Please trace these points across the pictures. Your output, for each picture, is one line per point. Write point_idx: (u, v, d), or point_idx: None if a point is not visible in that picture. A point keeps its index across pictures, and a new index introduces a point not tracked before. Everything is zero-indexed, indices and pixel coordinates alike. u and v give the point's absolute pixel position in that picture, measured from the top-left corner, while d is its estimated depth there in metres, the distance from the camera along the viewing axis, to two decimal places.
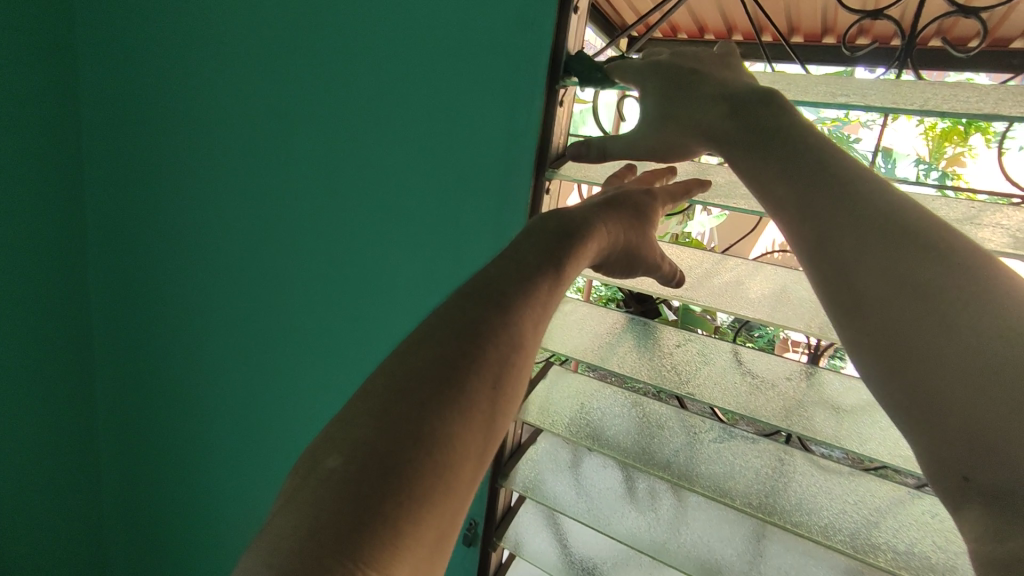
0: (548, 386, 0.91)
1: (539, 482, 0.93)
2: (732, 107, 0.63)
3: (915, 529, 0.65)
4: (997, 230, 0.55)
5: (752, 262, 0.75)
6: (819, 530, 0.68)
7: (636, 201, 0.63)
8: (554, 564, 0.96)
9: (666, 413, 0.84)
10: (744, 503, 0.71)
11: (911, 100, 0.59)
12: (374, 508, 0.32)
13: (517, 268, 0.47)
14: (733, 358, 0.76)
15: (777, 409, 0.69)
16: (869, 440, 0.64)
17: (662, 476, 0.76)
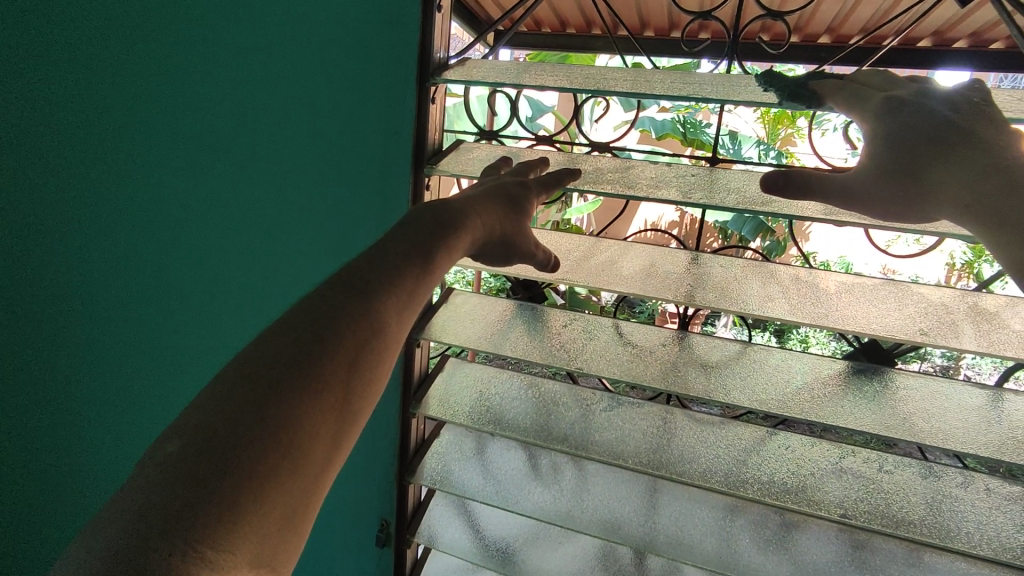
0: (444, 376, 0.93)
1: (445, 472, 0.95)
2: (1008, 179, 0.54)
3: (777, 461, 0.76)
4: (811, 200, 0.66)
5: (622, 242, 0.82)
6: (701, 475, 0.76)
7: (506, 193, 0.67)
8: (468, 550, 0.98)
9: (559, 391, 0.90)
10: (635, 462, 0.78)
11: (740, 91, 0.68)
12: (210, 490, 0.32)
13: (381, 256, 0.48)
14: (614, 333, 0.82)
15: (656, 372, 0.77)
16: (733, 389, 0.73)
17: (560, 448, 0.81)
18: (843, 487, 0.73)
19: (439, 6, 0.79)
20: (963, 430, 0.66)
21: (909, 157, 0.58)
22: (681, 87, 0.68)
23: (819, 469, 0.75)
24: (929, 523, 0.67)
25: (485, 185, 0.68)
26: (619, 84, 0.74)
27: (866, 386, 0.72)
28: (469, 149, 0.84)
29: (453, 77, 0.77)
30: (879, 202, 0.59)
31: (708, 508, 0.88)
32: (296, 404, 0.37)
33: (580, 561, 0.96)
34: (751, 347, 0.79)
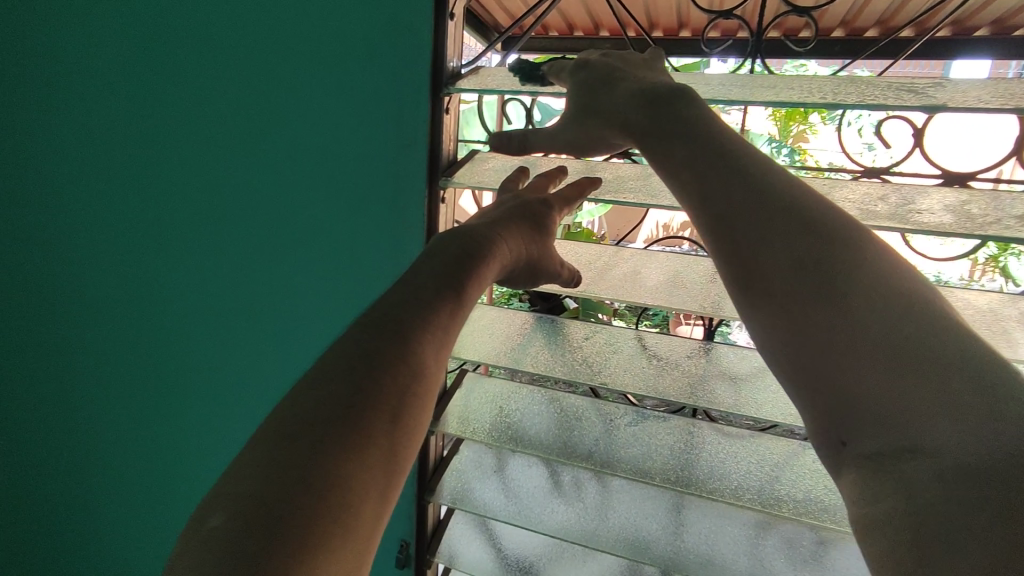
0: (461, 392, 0.91)
1: (465, 491, 0.93)
2: (642, 97, 0.62)
3: (811, 477, 0.73)
4: (846, 203, 0.62)
5: (645, 250, 0.79)
6: (731, 493, 0.73)
7: (527, 210, 0.65)
8: (490, 570, 0.96)
9: (581, 404, 0.87)
10: (663, 479, 0.75)
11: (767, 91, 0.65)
12: (263, 563, 0.30)
13: (406, 298, 0.48)
14: (637, 345, 0.79)
15: (681, 387, 0.74)
16: (763, 403, 0.70)
17: (583, 466, 0.78)
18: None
19: (451, 12, 0.77)
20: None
21: (598, 102, 0.65)
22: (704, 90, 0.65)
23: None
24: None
25: (505, 203, 0.67)
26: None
27: None
28: (483, 159, 0.82)
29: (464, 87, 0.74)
30: (580, 140, 0.67)
31: (738, 525, 0.85)
32: (340, 457, 0.36)
33: None
34: None
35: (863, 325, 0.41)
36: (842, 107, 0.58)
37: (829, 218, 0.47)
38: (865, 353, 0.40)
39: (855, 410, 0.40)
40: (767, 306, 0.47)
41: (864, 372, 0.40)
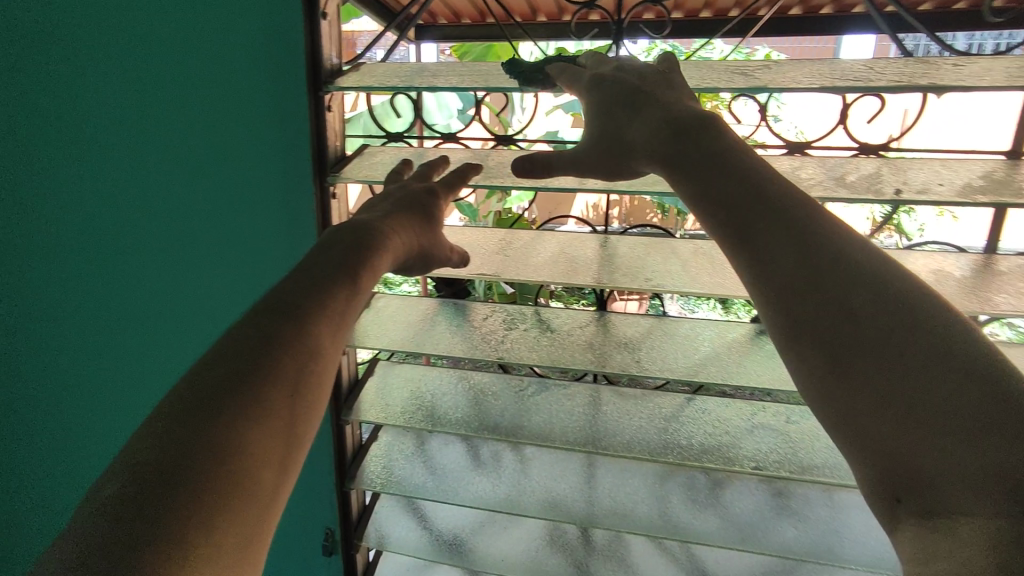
0: (375, 380, 0.94)
1: (387, 474, 0.96)
2: (673, 128, 0.59)
3: (694, 426, 0.81)
4: None
5: (534, 231, 0.84)
6: (627, 447, 0.79)
7: (419, 202, 0.68)
8: (417, 547, 1.00)
9: (490, 380, 0.92)
10: (567, 442, 0.81)
11: (622, 77, 0.71)
12: (160, 527, 0.32)
13: (302, 288, 0.50)
14: (535, 320, 0.85)
15: (575, 354, 0.80)
16: (646, 363, 0.77)
17: (493, 437, 0.83)
18: (759, 442, 0.78)
19: (322, 11, 0.78)
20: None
21: (614, 123, 0.64)
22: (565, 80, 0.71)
23: (734, 429, 0.80)
24: (833, 466, 0.74)
25: (395, 192, 0.70)
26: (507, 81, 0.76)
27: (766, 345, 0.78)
28: (377, 153, 0.85)
29: (348, 84, 0.77)
30: (601, 167, 0.65)
31: (641, 476, 0.93)
32: (236, 433, 0.38)
33: (530, 541, 1.01)
34: (665, 319, 0.83)
35: (918, 354, 0.40)
36: (681, 90, 0.65)
37: (864, 257, 0.46)
38: (879, 394, 0.40)
39: (917, 468, 0.38)
40: (801, 347, 0.45)
41: (867, 399, 0.41)
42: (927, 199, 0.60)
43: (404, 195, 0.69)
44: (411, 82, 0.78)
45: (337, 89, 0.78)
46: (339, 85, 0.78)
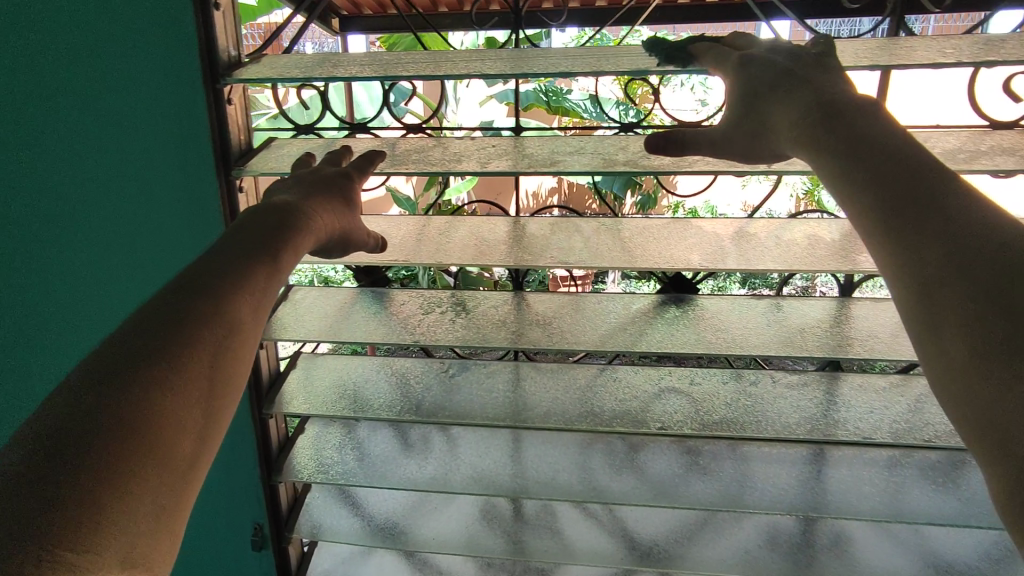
0: (578, 378, 0.96)
1: (580, 476, 0.98)
2: None
3: (948, 407, 0.84)
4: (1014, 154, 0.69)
5: (799, 220, 0.80)
6: (877, 432, 0.83)
7: (846, 119, 0.59)
8: (620, 555, 1.01)
9: (716, 382, 0.93)
10: (823, 435, 0.83)
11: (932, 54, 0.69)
12: None
13: (910, 211, 0.50)
14: (770, 313, 0.89)
15: (825, 345, 0.84)
16: (914, 348, 0.80)
17: (739, 434, 0.85)
18: None
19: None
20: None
21: None
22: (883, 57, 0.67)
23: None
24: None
25: (841, 152, 0.57)
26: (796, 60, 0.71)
27: None
28: (625, 143, 0.77)
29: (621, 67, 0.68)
30: None
31: (869, 464, 0.95)
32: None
33: (744, 541, 1.01)
34: None
35: None
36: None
37: None
38: None
39: None
40: None
41: None
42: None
43: (816, 117, 0.61)
44: (690, 62, 0.71)
45: (612, 70, 0.68)
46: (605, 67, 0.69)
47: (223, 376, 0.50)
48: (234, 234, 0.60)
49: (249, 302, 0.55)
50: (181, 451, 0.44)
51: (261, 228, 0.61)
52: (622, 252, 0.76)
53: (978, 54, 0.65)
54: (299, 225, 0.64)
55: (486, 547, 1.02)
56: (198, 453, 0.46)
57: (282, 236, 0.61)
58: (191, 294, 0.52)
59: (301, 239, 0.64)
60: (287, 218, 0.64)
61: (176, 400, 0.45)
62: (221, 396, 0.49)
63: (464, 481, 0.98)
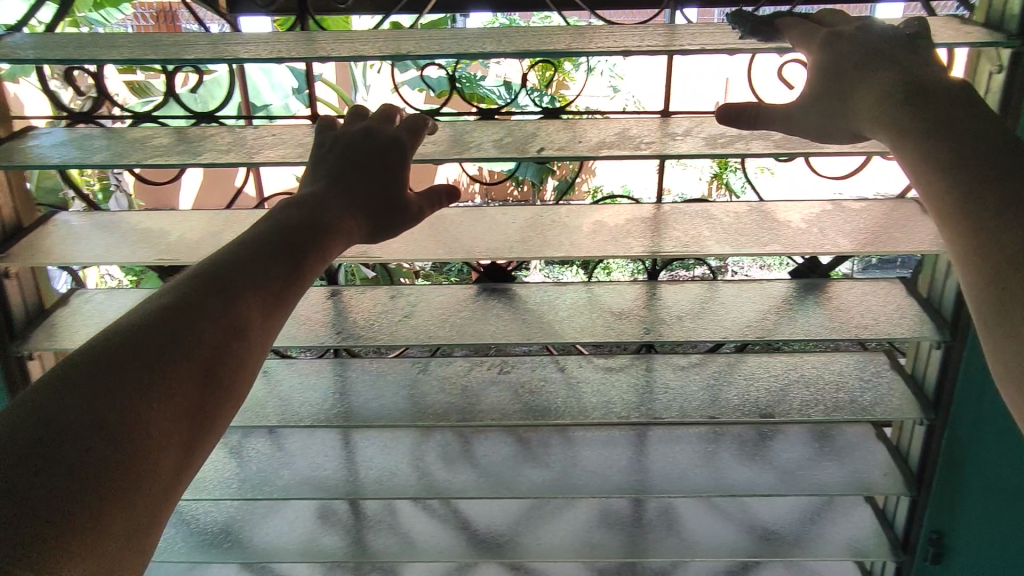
0: (387, 372, 0.90)
1: (411, 473, 0.96)
2: None
3: (752, 385, 0.83)
4: (769, 136, 0.70)
5: (594, 206, 0.80)
6: (677, 412, 0.80)
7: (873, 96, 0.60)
8: (463, 550, 0.99)
9: (532, 364, 0.89)
10: (628, 418, 0.80)
11: (684, 38, 0.69)
12: None
13: (997, 197, 0.51)
14: (587, 295, 0.88)
15: (637, 326, 0.83)
16: (712, 328, 0.81)
17: (545, 421, 0.81)
18: (801, 395, 0.81)
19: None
20: (890, 321, 0.79)
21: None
22: (631, 43, 0.67)
23: (785, 379, 0.83)
24: (879, 402, 0.79)
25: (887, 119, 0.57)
26: (556, 42, 0.70)
27: (813, 297, 0.84)
28: None
29: (369, 53, 0.66)
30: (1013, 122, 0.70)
31: (692, 441, 0.97)
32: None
33: (584, 525, 1.01)
34: (718, 285, 0.87)
35: None
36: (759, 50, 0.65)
37: None
38: None
39: None
40: None
41: None
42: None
43: (911, 99, 0.59)
44: (451, 47, 0.69)
45: (361, 56, 0.66)
46: (353, 53, 0.66)
47: (212, 400, 0.47)
48: (247, 246, 0.57)
49: (251, 315, 0.52)
50: (157, 478, 0.41)
51: (289, 240, 0.58)
52: (411, 244, 0.75)
53: (721, 41, 0.67)
54: (325, 232, 0.60)
55: (327, 548, 1.00)
56: (177, 483, 0.43)
57: (307, 244, 0.58)
58: (188, 308, 0.49)
59: (329, 244, 0.60)
60: (314, 224, 0.60)
61: (152, 420, 0.42)
62: (204, 422, 0.47)
63: (290, 484, 0.95)
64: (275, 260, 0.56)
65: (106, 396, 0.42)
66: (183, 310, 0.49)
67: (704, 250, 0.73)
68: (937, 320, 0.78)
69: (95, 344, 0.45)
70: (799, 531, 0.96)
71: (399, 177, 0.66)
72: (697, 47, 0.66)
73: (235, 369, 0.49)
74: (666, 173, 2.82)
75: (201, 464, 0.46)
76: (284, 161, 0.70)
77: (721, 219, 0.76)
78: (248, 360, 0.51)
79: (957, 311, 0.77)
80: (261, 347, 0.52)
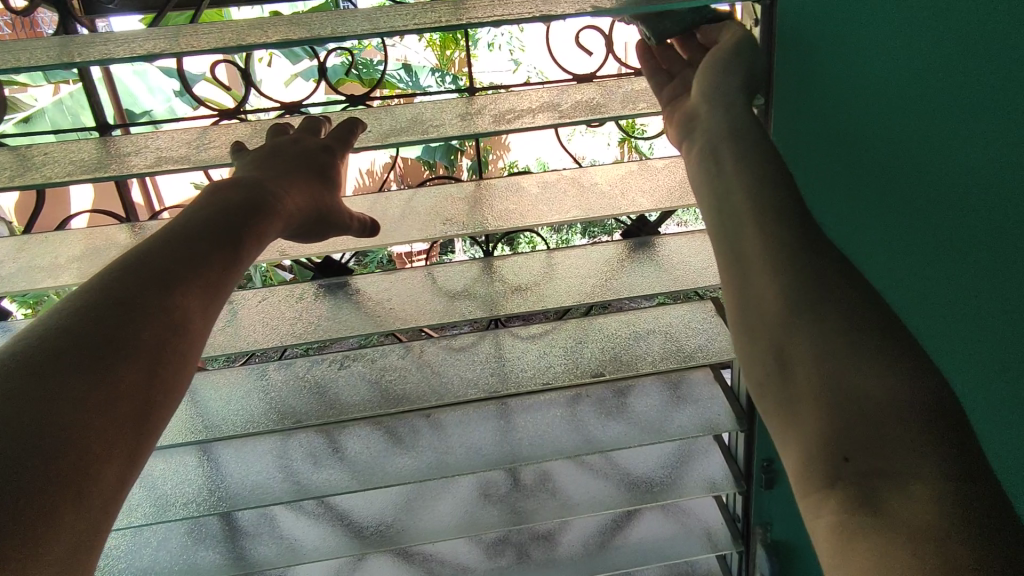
0: (227, 380, 0.87)
1: (277, 476, 0.93)
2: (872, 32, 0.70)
3: (593, 348, 0.85)
4: (557, 107, 0.72)
5: (411, 192, 0.79)
6: (526, 383, 0.82)
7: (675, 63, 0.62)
8: (342, 546, 0.97)
9: (384, 353, 0.88)
10: (479, 393, 0.81)
11: (461, 12, 0.69)
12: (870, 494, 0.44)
13: (747, 245, 0.58)
14: (426, 278, 0.87)
15: (477, 305, 0.83)
16: (545, 300, 0.82)
17: (398, 409, 0.81)
18: (638, 350, 0.85)
19: None
20: (702, 271, 0.83)
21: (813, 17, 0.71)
22: (403, 23, 0.66)
23: (622, 337, 0.86)
24: (703, 348, 0.84)
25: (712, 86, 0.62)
26: (328, 24, 0.68)
27: (638, 257, 0.87)
28: (192, 136, 0.71)
29: (117, 55, 0.62)
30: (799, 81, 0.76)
31: (554, 407, 0.99)
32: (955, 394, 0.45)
33: (464, 502, 1.02)
34: (552, 253, 0.89)
35: None
36: (524, 21, 0.65)
37: None
38: None
39: None
40: None
41: None
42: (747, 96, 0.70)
43: (704, 152, 0.66)
44: (216, 39, 0.66)
45: (109, 60, 0.62)
46: (101, 57, 0.62)
47: (157, 395, 0.50)
48: (176, 234, 0.59)
49: (192, 300, 0.55)
50: (97, 481, 0.44)
51: (222, 226, 0.61)
52: None
53: (493, 15, 0.67)
54: (255, 215, 0.63)
55: (199, 566, 0.95)
56: (125, 475, 0.46)
57: (244, 231, 0.61)
58: (122, 304, 0.51)
59: (262, 227, 0.63)
60: (249, 210, 0.63)
61: (92, 421, 0.45)
62: (154, 415, 0.49)
63: (140, 508, 0.89)
64: (210, 247, 0.59)
65: (43, 399, 0.43)
66: (115, 307, 0.51)
67: (515, 224, 0.74)
68: None
69: (27, 345, 0.46)
70: (663, 476, 1.01)
71: (329, 179, 0.70)
72: (465, 23, 0.66)
73: (176, 364, 0.52)
74: (572, 143, 2.84)
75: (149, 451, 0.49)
76: (51, 180, 0.66)
77: (533, 190, 0.78)
78: (186, 351, 0.53)
79: None
80: (203, 336, 0.55)
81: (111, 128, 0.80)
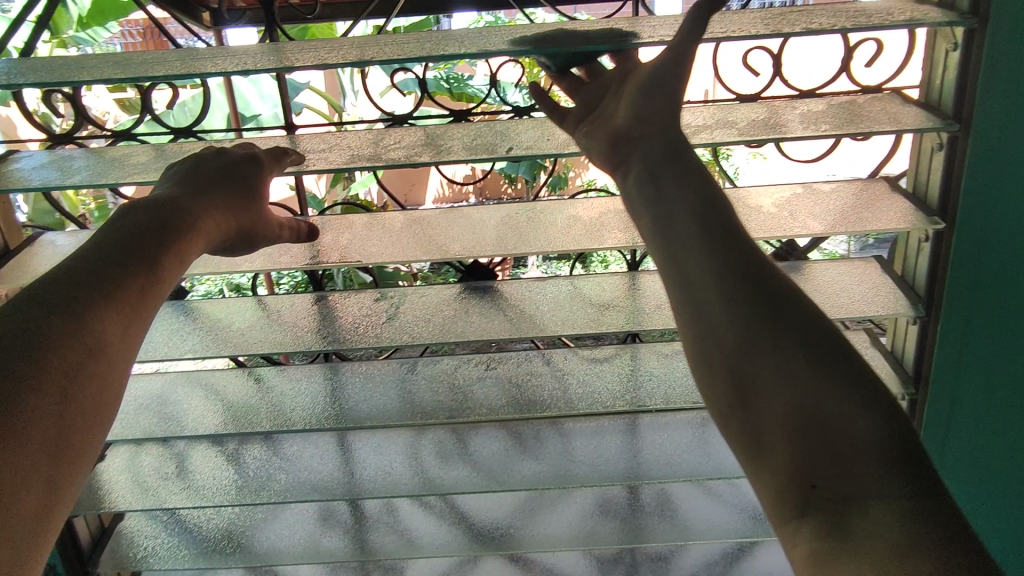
0: (375, 372, 0.91)
1: (407, 470, 0.96)
2: None
3: None
4: (731, 124, 0.72)
5: (571, 202, 0.81)
6: (667, 399, 0.82)
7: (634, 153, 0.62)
8: (462, 545, 0.99)
9: (522, 359, 0.90)
10: (619, 404, 0.82)
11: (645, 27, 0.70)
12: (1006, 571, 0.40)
13: (710, 302, 0.53)
14: (569, 286, 0.89)
15: (621, 316, 0.83)
16: None
17: (544, 415, 0.82)
18: None
19: None
20: (868, 298, 0.81)
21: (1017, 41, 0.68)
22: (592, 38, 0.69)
23: None
24: None
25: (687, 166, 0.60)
26: (519, 35, 0.71)
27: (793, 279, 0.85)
28: (378, 136, 0.76)
29: (332, 61, 0.67)
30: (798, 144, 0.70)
31: (684, 427, 0.98)
32: None
33: (582, 514, 1.01)
34: None
35: None
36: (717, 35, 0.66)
37: None
38: None
39: None
40: None
41: None
42: (947, 124, 0.68)
43: (645, 178, 0.60)
44: (415, 49, 0.70)
45: (325, 64, 0.67)
46: (316, 61, 0.68)
47: (79, 416, 0.52)
48: (93, 255, 0.59)
49: (112, 325, 0.56)
50: (18, 511, 0.46)
51: (155, 241, 0.61)
52: (400, 247, 0.77)
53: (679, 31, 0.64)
54: (170, 237, 0.63)
55: (328, 549, 0.99)
56: (51, 497, 0.49)
57: (171, 244, 0.62)
58: (32, 334, 0.52)
59: (183, 244, 0.63)
60: (160, 231, 0.62)
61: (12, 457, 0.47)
62: (75, 444, 0.52)
63: (286, 488, 0.93)
64: (127, 266, 0.59)
65: None
66: (22, 334, 0.52)
67: None
68: (913, 295, 0.81)
69: None
70: None
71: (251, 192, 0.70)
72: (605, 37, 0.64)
73: (95, 384, 0.53)
74: None
75: (75, 474, 0.52)
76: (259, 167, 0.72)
77: None
78: (110, 374, 0.55)
79: (930, 284, 0.82)
80: (126, 358, 0.56)
81: (294, 128, 0.86)
